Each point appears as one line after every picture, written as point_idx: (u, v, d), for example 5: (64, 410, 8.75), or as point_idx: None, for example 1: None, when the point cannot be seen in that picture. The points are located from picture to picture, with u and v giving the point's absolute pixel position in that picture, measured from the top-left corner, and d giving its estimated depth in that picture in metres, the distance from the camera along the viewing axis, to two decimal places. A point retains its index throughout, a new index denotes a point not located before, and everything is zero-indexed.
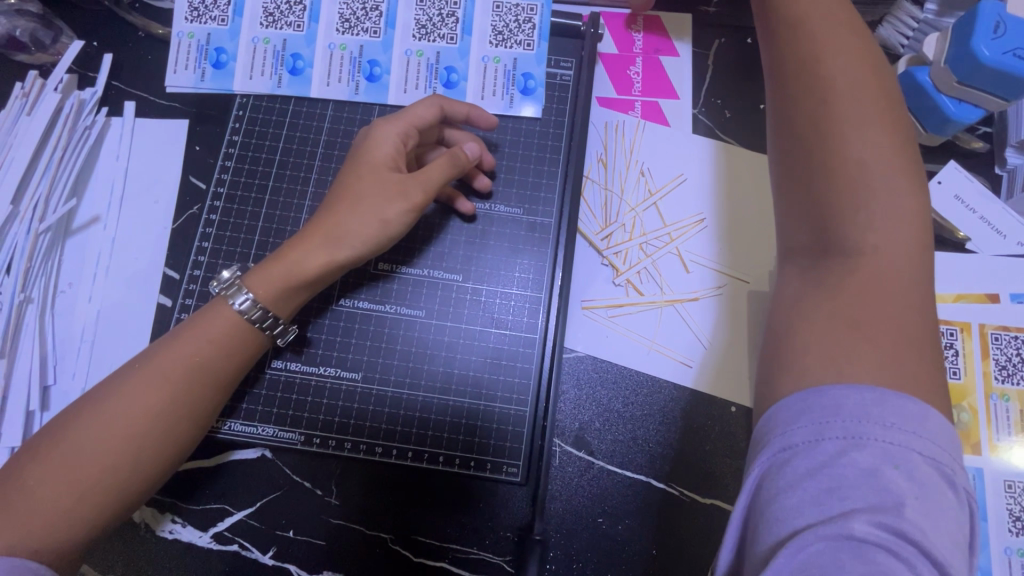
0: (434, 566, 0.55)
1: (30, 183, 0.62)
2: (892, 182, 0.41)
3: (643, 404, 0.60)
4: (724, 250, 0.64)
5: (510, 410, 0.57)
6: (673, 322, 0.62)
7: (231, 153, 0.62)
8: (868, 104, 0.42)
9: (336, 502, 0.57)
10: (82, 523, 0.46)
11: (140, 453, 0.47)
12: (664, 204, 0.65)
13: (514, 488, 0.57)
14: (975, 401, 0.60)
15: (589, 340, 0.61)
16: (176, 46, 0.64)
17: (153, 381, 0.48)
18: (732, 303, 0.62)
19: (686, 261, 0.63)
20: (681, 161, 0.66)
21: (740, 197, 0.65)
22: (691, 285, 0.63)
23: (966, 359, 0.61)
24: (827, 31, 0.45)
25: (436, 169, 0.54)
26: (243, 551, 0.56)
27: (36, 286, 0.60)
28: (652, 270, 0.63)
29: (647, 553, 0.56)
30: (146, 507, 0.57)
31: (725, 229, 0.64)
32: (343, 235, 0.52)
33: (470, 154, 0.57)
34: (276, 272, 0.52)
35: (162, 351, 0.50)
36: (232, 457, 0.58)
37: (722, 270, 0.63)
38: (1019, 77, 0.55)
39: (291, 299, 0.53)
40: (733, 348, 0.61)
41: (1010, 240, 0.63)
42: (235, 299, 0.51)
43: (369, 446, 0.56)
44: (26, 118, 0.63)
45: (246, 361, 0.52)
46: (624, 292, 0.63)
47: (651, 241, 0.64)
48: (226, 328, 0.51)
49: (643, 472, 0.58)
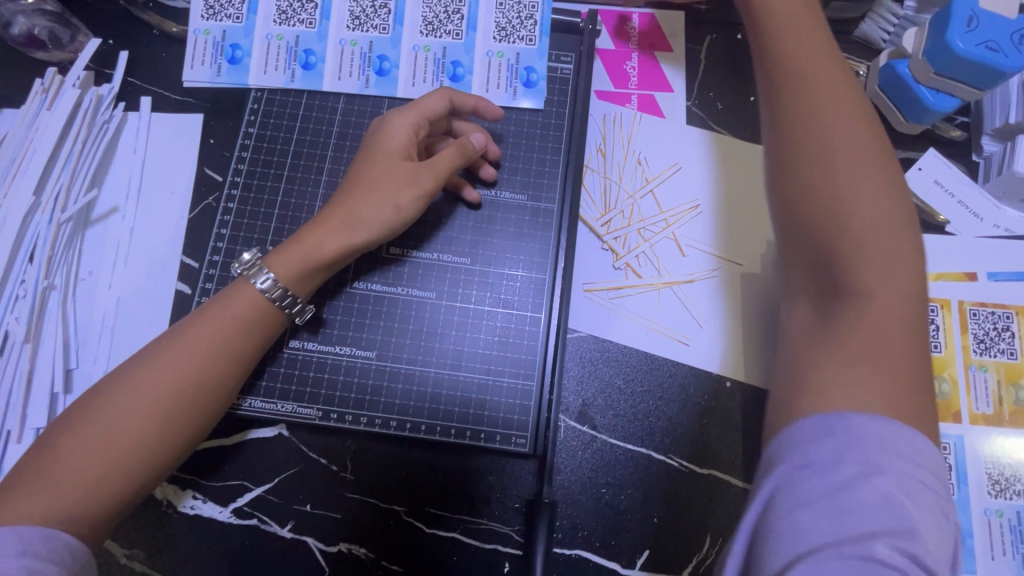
0: (446, 536, 0.58)
1: (51, 175, 0.64)
2: (885, 213, 0.43)
3: (643, 380, 0.62)
4: (718, 236, 0.67)
5: (518, 385, 0.60)
6: (671, 303, 0.65)
7: (246, 145, 0.64)
8: (858, 140, 0.45)
9: (351, 477, 0.59)
10: (109, 496, 0.48)
11: (165, 425, 0.50)
12: (661, 192, 0.68)
13: (522, 462, 0.59)
14: (955, 372, 0.63)
15: (592, 320, 0.64)
16: (193, 43, 0.66)
17: (178, 360, 0.50)
18: (727, 284, 0.65)
19: (683, 245, 0.66)
20: (676, 151, 0.69)
21: (733, 184, 0.68)
22: (688, 268, 0.66)
23: (946, 334, 0.64)
24: (814, 73, 0.48)
25: (445, 158, 0.57)
26: (262, 525, 0.59)
27: (59, 274, 0.63)
28: (650, 255, 0.66)
29: (650, 520, 0.59)
30: (168, 484, 0.59)
31: (719, 214, 0.67)
32: (359, 220, 0.55)
33: (478, 143, 0.59)
34: (295, 254, 0.54)
35: (186, 331, 0.52)
36: (250, 435, 0.61)
37: (717, 254, 0.66)
38: (990, 67, 0.59)
39: (308, 281, 0.55)
40: (728, 327, 0.64)
41: (987, 223, 0.67)
42: (257, 279, 0.54)
43: (383, 420, 0.58)
44: (46, 112, 0.65)
45: (265, 339, 0.55)
46: (624, 275, 0.66)
47: (649, 226, 0.67)
48: (248, 307, 0.53)
49: (644, 445, 0.61)
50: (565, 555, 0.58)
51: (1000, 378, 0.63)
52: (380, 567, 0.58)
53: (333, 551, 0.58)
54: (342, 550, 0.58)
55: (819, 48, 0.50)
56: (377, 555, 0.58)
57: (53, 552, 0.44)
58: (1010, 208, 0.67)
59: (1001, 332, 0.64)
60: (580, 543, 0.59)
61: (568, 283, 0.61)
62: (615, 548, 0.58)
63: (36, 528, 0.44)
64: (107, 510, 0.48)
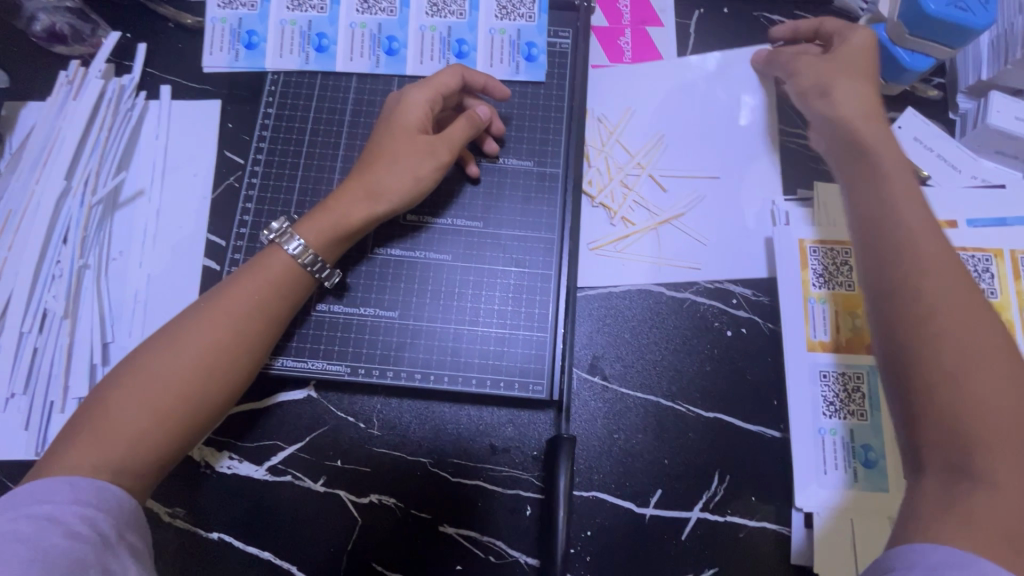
0: (470, 484, 0.62)
1: (80, 161, 0.68)
2: (1003, 383, 0.42)
3: (649, 333, 0.66)
4: (691, 160, 0.71)
5: (533, 336, 0.64)
6: (673, 236, 0.69)
7: (266, 124, 0.68)
8: (967, 304, 0.45)
9: (377, 432, 0.63)
10: (156, 446, 0.49)
11: (208, 381, 0.52)
12: (626, 137, 0.72)
13: (539, 410, 0.63)
14: (1012, 316, 0.67)
15: (600, 273, 0.68)
16: (211, 31, 0.70)
17: (214, 322, 0.53)
18: (712, 200, 0.70)
19: (661, 180, 0.71)
20: (628, 94, 0.74)
21: (730, 146, 0.72)
22: (672, 199, 0.70)
23: (1000, 281, 0.68)
24: (922, 227, 0.49)
25: (458, 130, 0.61)
26: (297, 481, 0.62)
27: (92, 253, 0.66)
28: (637, 199, 0.70)
29: (661, 462, 0.63)
30: (205, 446, 0.62)
31: (682, 143, 0.72)
32: (380, 190, 0.59)
33: (484, 113, 0.63)
34: (323, 220, 0.58)
35: (220, 296, 0.54)
36: (279, 398, 0.64)
37: (695, 176, 0.71)
38: (960, 24, 0.63)
39: (336, 246, 0.59)
40: (725, 241, 0.69)
41: (965, 174, 0.71)
42: (288, 245, 0.56)
43: (408, 373, 0.63)
44: (72, 102, 0.69)
45: (298, 301, 0.58)
46: (623, 228, 0.69)
47: (628, 179, 0.71)
48: (281, 270, 0.56)
49: (653, 393, 0.64)
50: (583, 497, 0.62)
51: None
52: (410, 515, 0.61)
53: (364, 502, 0.61)
54: (372, 501, 0.61)
55: (918, 196, 0.51)
56: (407, 504, 0.61)
57: (104, 501, 0.46)
58: (984, 161, 0.72)
59: (983, 274, 0.68)
60: (596, 486, 0.62)
61: (575, 241, 0.65)
62: (630, 488, 0.62)
63: (89, 479, 0.46)
64: (158, 465, 0.50)
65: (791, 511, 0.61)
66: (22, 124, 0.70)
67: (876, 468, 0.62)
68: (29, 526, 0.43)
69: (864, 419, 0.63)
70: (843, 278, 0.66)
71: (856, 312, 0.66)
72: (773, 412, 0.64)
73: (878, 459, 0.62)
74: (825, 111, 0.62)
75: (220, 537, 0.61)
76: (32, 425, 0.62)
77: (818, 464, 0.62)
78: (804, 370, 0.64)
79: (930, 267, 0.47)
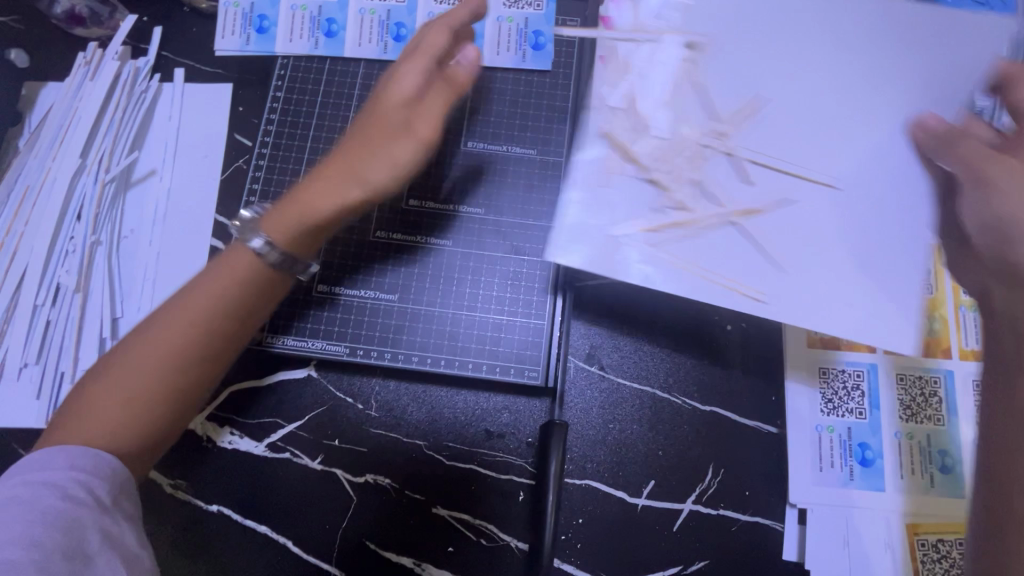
0: (464, 468, 0.62)
1: (95, 139, 0.69)
2: None
3: (647, 325, 0.65)
4: (804, 154, 0.52)
5: (530, 322, 0.64)
6: (742, 243, 0.50)
7: (274, 108, 0.69)
8: None
9: (374, 413, 0.64)
10: (126, 440, 0.49)
11: (180, 377, 0.50)
12: (710, 94, 0.53)
13: (534, 397, 0.64)
14: (947, 312, 0.65)
15: (621, 270, 0.49)
16: (224, 14, 0.71)
17: (181, 320, 0.51)
18: (813, 211, 0.51)
19: (749, 167, 0.52)
20: (788, 36, 0.54)
21: (901, 155, 0.51)
22: (757, 197, 0.51)
23: (936, 276, 0.65)
24: None
25: (437, 101, 0.56)
26: (294, 458, 0.63)
27: (104, 230, 0.68)
28: (703, 183, 0.51)
29: (655, 453, 0.62)
30: (207, 421, 0.64)
31: (796, 117, 0.53)
32: (365, 179, 0.54)
33: (468, 69, 0.57)
34: (295, 213, 0.53)
35: (174, 307, 0.51)
36: (280, 376, 0.65)
37: (803, 176, 0.52)
38: (983, 20, 0.61)
39: (309, 239, 0.54)
40: (828, 274, 0.50)
41: None
42: (252, 241, 0.53)
43: (405, 356, 0.64)
44: (89, 82, 0.71)
45: (271, 296, 0.55)
46: (673, 215, 0.51)
47: (702, 154, 0.52)
48: (246, 266, 0.53)
49: (649, 384, 0.64)
50: (575, 486, 0.62)
51: None
52: (404, 496, 0.62)
53: (360, 482, 0.62)
54: (367, 481, 0.62)
55: None
56: (401, 485, 0.62)
57: (98, 468, 0.47)
58: None
59: None
60: (588, 474, 0.62)
61: None
62: (623, 478, 0.62)
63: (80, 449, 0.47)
64: (142, 459, 0.51)
65: (785, 507, 0.61)
66: (42, 103, 0.72)
67: (873, 467, 0.62)
68: (27, 490, 0.44)
69: (863, 417, 0.63)
70: None
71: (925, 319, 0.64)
72: (771, 407, 0.63)
73: (875, 458, 0.62)
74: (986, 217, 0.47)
75: (220, 510, 0.62)
76: (44, 394, 0.64)
77: (812, 462, 0.61)
78: (801, 365, 0.64)
79: None
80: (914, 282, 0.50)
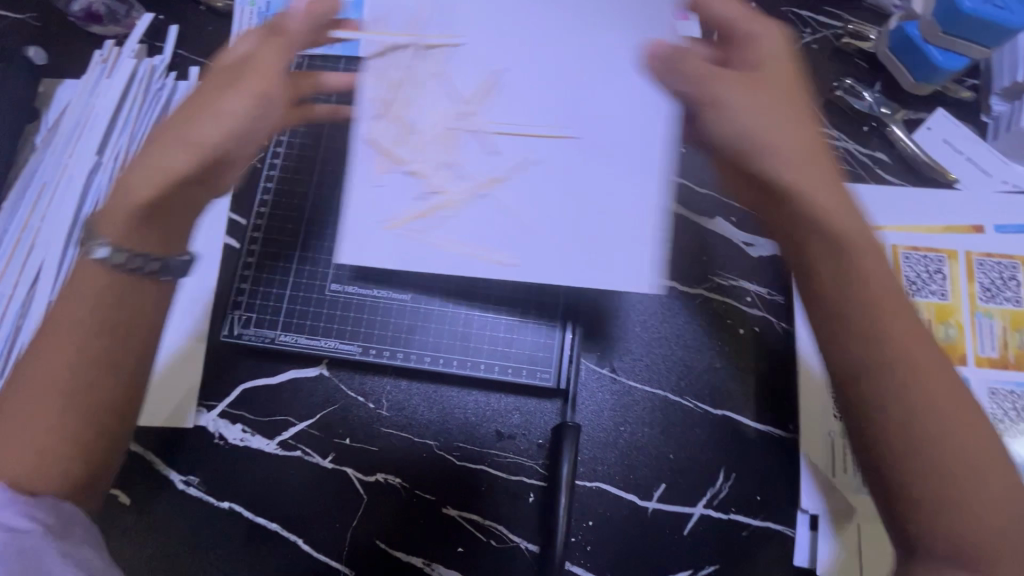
0: (474, 468, 0.62)
1: (111, 136, 0.70)
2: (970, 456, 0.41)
3: (658, 327, 0.65)
4: (547, 119, 0.49)
5: (543, 324, 0.64)
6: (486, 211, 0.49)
7: None
8: (932, 381, 0.42)
9: (386, 413, 0.64)
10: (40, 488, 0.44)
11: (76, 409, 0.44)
12: (446, 73, 0.49)
13: (546, 399, 0.64)
14: (961, 318, 0.65)
15: (410, 258, 0.49)
16: (240, 13, 0.74)
17: (59, 350, 0.44)
18: (542, 177, 0.49)
19: (493, 139, 0.49)
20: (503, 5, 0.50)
21: (625, 81, 0.49)
22: (497, 167, 0.49)
23: (952, 283, 0.66)
24: (885, 304, 0.43)
25: (269, 60, 0.49)
26: (306, 457, 0.63)
27: None
28: (455, 164, 0.49)
29: (666, 456, 0.62)
30: (219, 418, 0.64)
31: (495, 95, 0.49)
32: (210, 152, 0.47)
33: (296, 22, 0.50)
34: (119, 207, 0.46)
35: (37, 362, 0.44)
36: (293, 374, 0.65)
37: (539, 135, 0.49)
38: (1001, 24, 0.63)
39: (142, 232, 0.46)
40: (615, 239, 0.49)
41: (996, 178, 0.69)
42: (94, 251, 0.45)
43: (418, 355, 0.64)
44: (106, 80, 0.71)
45: (148, 310, 0.48)
46: (428, 202, 0.49)
47: (439, 138, 0.49)
48: (100, 283, 0.46)
49: (660, 387, 0.64)
50: (587, 488, 0.62)
51: (1005, 325, 0.65)
52: (415, 496, 0.62)
53: (371, 481, 0.63)
54: (378, 480, 0.63)
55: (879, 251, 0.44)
56: (412, 485, 0.62)
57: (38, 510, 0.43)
58: (1016, 165, 0.69)
59: (1010, 282, 0.66)
60: (599, 477, 0.62)
61: None
62: (634, 481, 0.62)
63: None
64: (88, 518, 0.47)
65: (797, 512, 0.61)
66: (59, 100, 0.73)
67: None
68: None
69: None
70: (935, 286, 0.66)
71: (948, 321, 0.65)
72: (783, 411, 0.63)
73: None
74: (721, 132, 0.47)
75: (231, 507, 0.62)
76: None
77: (826, 468, 0.61)
78: (816, 370, 0.63)
79: (889, 352, 0.42)
80: (630, 227, 0.49)
